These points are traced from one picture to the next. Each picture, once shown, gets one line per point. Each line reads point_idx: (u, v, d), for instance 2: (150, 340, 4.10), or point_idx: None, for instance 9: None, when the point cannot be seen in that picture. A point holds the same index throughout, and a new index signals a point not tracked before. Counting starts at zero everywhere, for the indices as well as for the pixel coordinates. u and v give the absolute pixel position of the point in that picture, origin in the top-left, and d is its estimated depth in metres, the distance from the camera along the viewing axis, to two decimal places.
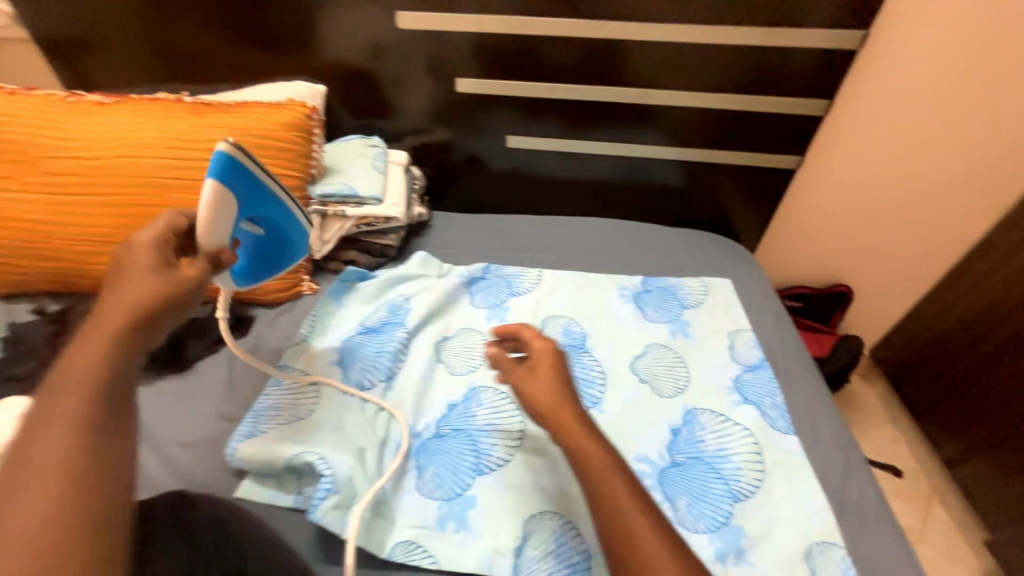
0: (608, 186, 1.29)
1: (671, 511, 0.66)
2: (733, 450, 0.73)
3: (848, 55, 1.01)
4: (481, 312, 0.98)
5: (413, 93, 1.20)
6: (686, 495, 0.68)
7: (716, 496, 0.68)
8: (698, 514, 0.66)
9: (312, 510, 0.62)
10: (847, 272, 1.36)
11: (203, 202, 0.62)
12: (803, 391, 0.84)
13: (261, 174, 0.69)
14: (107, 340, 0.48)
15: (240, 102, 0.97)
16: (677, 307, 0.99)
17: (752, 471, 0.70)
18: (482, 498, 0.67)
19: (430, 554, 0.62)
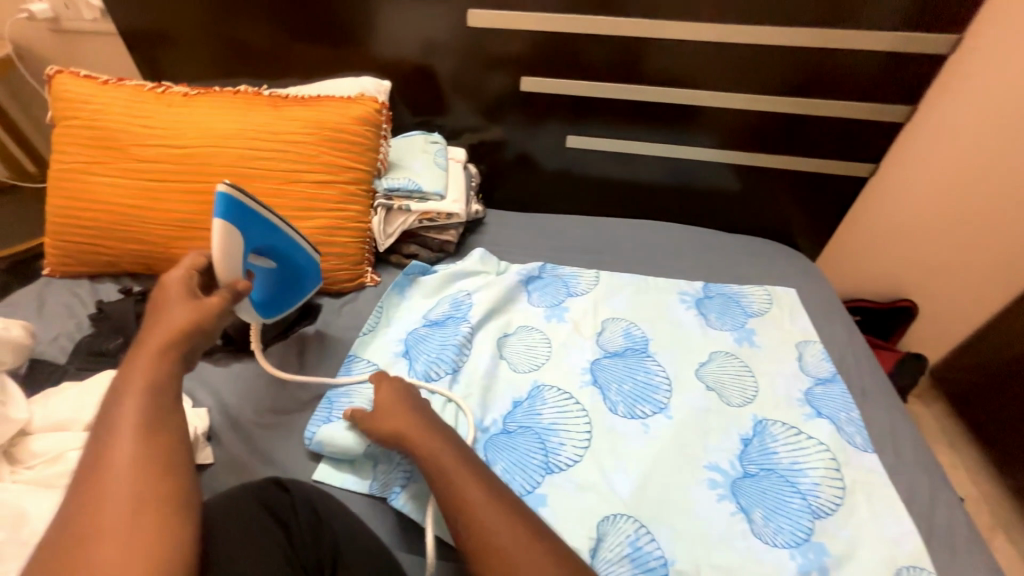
0: (663, 189, 1.27)
1: (747, 523, 0.65)
2: (809, 465, 0.71)
3: (925, 58, 0.97)
4: (541, 310, 0.97)
5: (472, 92, 1.21)
6: (762, 507, 0.66)
7: (795, 510, 0.66)
8: (776, 528, 0.64)
9: (395, 496, 0.64)
10: (913, 287, 1.29)
11: (214, 242, 0.67)
12: (880, 407, 0.81)
13: (261, 209, 0.71)
14: (158, 352, 0.53)
15: (315, 96, 0.99)
16: (741, 315, 0.96)
17: (831, 488, 0.68)
18: (553, 497, 0.67)
19: None
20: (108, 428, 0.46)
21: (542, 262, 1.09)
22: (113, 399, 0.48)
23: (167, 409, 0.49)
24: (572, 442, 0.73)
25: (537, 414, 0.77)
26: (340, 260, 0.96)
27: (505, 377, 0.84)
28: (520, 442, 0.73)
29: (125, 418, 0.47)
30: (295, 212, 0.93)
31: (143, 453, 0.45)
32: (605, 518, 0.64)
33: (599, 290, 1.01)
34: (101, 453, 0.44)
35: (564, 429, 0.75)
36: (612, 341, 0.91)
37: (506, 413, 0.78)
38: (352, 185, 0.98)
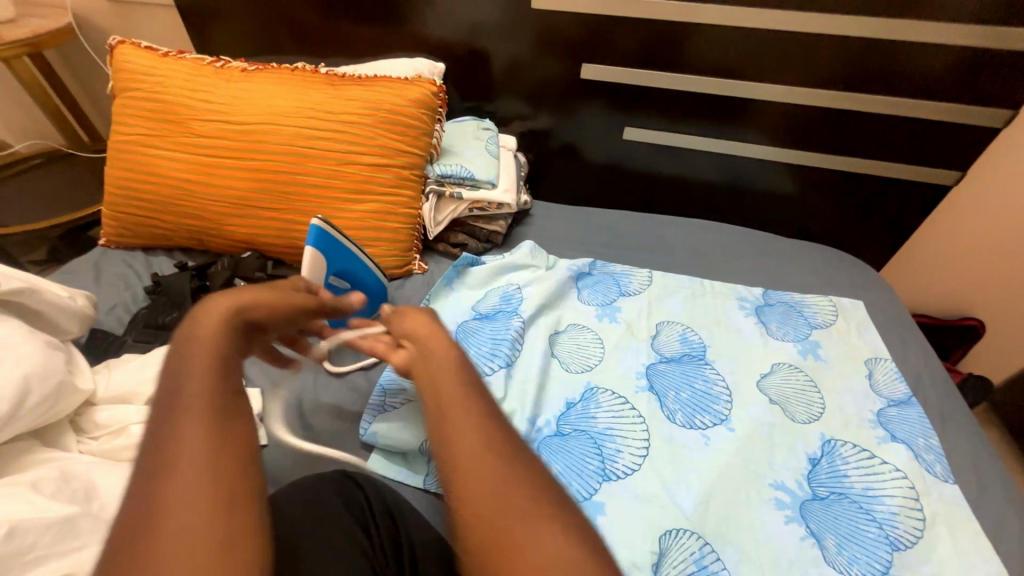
0: (715, 188, 1.21)
1: (819, 550, 0.61)
2: (885, 492, 0.67)
3: (1014, 56, 0.89)
4: (592, 309, 0.94)
5: (524, 77, 1.16)
6: (834, 533, 0.63)
7: (871, 540, 0.62)
8: (850, 558, 0.60)
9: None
10: (984, 306, 1.19)
11: (305, 267, 0.74)
12: (963, 436, 0.76)
13: (343, 239, 0.79)
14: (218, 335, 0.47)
15: (372, 76, 0.97)
16: (805, 326, 0.91)
17: (911, 519, 0.64)
18: (613, 507, 0.64)
19: None
20: (174, 394, 0.41)
21: (592, 258, 1.05)
22: (173, 374, 0.43)
23: (235, 383, 0.45)
24: (629, 450, 0.71)
25: (591, 417, 0.75)
26: (390, 245, 0.94)
27: (557, 376, 0.81)
28: (575, 445, 0.71)
29: (193, 387, 0.42)
30: (349, 194, 0.92)
31: (216, 430, 0.39)
32: (667, 532, 0.61)
33: (652, 291, 0.97)
34: (163, 440, 0.38)
35: (620, 434, 0.73)
36: (667, 346, 0.87)
37: (559, 414, 0.75)
38: (406, 169, 0.96)
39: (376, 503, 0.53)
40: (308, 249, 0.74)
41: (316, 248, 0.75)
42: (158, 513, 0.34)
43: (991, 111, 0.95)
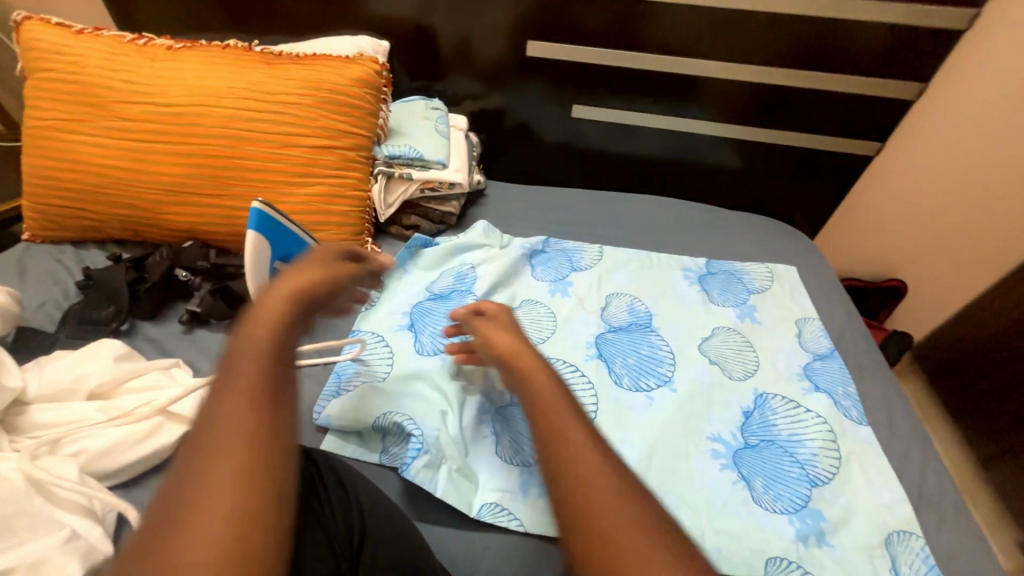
0: (663, 165, 1.25)
1: (748, 491, 0.67)
2: (808, 436, 0.73)
3: (924, 32, 0.96)
4: (545, 285, 0.96)
5: (473, 55, 1.15)
6: (762, 476, 0.69)
7: (794, 479, 0.68)
8: (775, 496, 0.66)
9: (404, 468, 0.63)
10: (904, 267, 1.30)
11: (248, 252, 0.72)
12: (876, 382, 0.84)
13: (288, 222, 0.77)
14: (270, 326, 0.47)
15: (311, 55, 0.94)
16: (743, 292, 0.97)
17: (828, 458, 0.71)
18: None
19: (516, 517, 0.62)
20: (227, 383, 0.42)
21: (545, 236, 1.07)
22: (229, 361, 0.44)
23: (285, 379, 0.45)
24: None
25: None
26: (339, 229, 0.93)
27: None
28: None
29: (242, 377, 0.42)
30: (291, 177, 0.89)
31: (258, 429, 0.40)
32: None
33: (601, 266, 1.01)
34: (211, 432, 0.39)
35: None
36: (616, 316, 0.91)
37: None
38: (352, 151, 0.94)
39: (328, 477, 0.53)
40: (250, 234, 0.72)
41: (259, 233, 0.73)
42: (191, 505, 0.35)
43: (905, 84, 1.02)
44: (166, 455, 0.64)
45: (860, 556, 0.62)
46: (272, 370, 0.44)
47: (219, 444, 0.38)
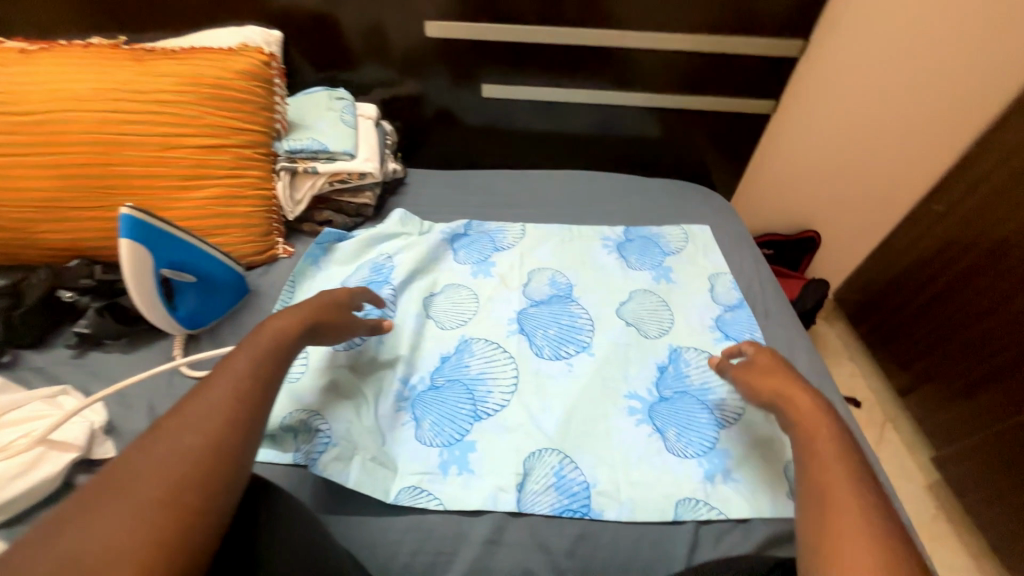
0: (585, 140, 1.26)
1: (662, 441, 0.70)
2: (717, 382, 0.77)
3: None
4: (467, 268, 0.96)
5: (374, 40, 1.10)
6: (675, 425, 0.72)
7: (703, 424, 0.72)
8: (687, 442, 0.70)
9: (312, 463, 0.62)
10: (817, 218, 1.36)
11: (125, 264, 0.69)
12: (781, 325, 0.90)
13: (170, 228, 0.73)
14: (268, 346, 0.58)
15: (190, 48, 0.89)
16: (659, 255, 1.00)
17: (735, 401, 0.74)
18: (482, 443, 0.68)
19: (435, 496, 0.63)
20: (215, 375, 0.53)
21: (468, 219, 1.06)
22: (224, 362, 0.55)
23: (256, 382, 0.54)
24: (500, 389, 0.75)
25: (464, 366, 0.78)
26: (243, 231, 0.89)
27: (432, 335, 0.83)
28: (448, 395, 0.74)
29: (227, 374, 0.53)
30: (180, 180, 0.84)
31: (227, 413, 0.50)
32: (531, 454, 0.67)
33: (524, 243, 1.01)
34: (191, 407, 0.49)
35: (492, 377, 0.77)
36: (538, 291, 0.92)
37: (433, 369, 0.77)
38: (247, 148, 0.90)
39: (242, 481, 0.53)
40: (124, 244, 0.69)
41: (134, 242, 0.69)
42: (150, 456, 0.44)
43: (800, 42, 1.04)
44: (53, 486, 0.60)
45: (764, 486, 0.66)
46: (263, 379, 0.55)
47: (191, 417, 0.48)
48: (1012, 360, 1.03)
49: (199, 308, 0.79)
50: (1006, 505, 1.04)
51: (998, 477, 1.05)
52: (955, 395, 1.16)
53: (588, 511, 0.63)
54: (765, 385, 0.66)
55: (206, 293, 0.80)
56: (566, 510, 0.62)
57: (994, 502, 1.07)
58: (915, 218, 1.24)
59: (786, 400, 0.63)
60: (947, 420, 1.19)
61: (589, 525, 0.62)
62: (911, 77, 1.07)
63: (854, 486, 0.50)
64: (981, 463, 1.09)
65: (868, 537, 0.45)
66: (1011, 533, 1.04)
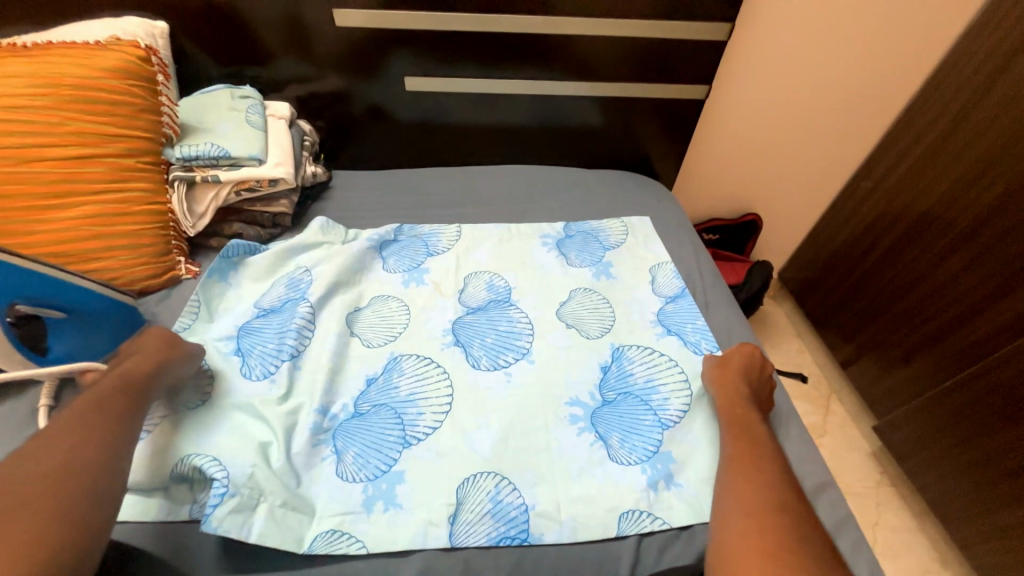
0: (527, 134, 1.17)
1: (605, 450, 0.67)
2: (662, 380, 0.74)
3: None
4: (397, 277, 0.88)
5: (279, 29, 0.97)
6: (618, 431, 0.69)
7: (647, 427, 0.69)
8: (630, 448, 0.67)
9: (204, 520, 0.55)
10: (758, 201, 1.37)
11: None
12: (722, 313, 0.89)
13: (14, 258, 0.63)
14: (119, 387, 0.57)
15: (48, 44, 0.77)
16: (599, 250, 0.96)
17: (679, 398, 0.72)
18: (412, 473, 0.63)
19: (357, 539, 0.57)
20: (62, 418, 0.51)
21: (399, 223, 0.99)
22: (66, 409, 0.53)
23: (111, 421, 0.53)
24: (432, 410, 0.69)
25: (393, 388, 0.71)
26: (131, 252, 0.78)
27: (357, 355, 0.75)
28: (374, 422, 0.67)
29: (75, 416, 0.51)
30: (42, 198, 0.72)
31: (79, 450, 0.48)
32: (464, 480, 0.62)
33: (459, 247, 0.94)
34: (37, 452, 0.47)
35: (423, 397, 0.71)
36: (474, 297, 0.86)
37: (358, 394, 0.70)
38: (129, 156, 0.79)
39: None
40: None
41: None
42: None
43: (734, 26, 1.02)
44: None
45: (706, 489, 0.64)
46: (118, 417, 0.54)
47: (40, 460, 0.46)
48: (941, 330, 1.07)
49: (73, 347, 0.68)
50: (938, 469, 1.09)
51: (935, 445, 1.09)
52: (890, 365, 1.20)
53: (527, 536, 0.59)
54: (707, 377, 0.73)
55: (80, 330, 0.68)
56: (503, 537, 0.58)
57: (926, 467, 1.12)
58: (847, 196, 1.27)
59: (722, 388, 0.70)
60: (883, 391, 1.22)
61: (524, 554, 0.58)
62: (836, 60, 1.09)
63: (764, 460, 0.59)
64: (917, 431, 1.13)
65: (765, 495, 0.54)
66: (943, 496, 1.09)
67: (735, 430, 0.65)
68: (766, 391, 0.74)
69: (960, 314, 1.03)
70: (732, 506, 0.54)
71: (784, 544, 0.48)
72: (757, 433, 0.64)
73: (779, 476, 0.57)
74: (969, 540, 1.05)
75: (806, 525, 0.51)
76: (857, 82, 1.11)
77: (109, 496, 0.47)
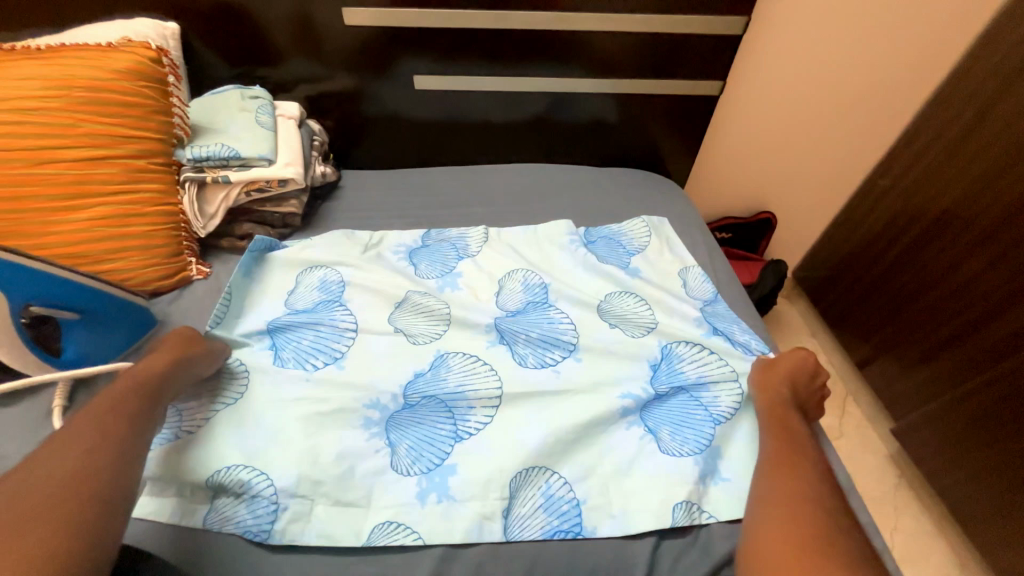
0: (538, 132, 1.16)
1: (655, 443, 0.66)
2: (714, 378, 0.72)
3: None
4: (432, 282, 0.86)
5: (289, 29, 0.97)
6: (668, 424, 0.68)
7: (699, 420, 0.68)
8: (682, 440, 0.66)
9: (267, 536, 0.56)
10: (772, 198, 1.34)
11: None
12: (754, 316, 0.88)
13: (30, 261, 0.63)
14: (129, 392, 0.56)
15: (61, 46, 0.78)
16: (625, 255, 0.94)
17: (731, 394, 0.70)
18: (464, 465, 0.62)
19: (413, 530, 0.58)
20: (74, 424, 0.50)
21: (426, 229, 0.98)
22: (77, 414, 0.52)
23: (124, 429, 0.52)
24: (482, 405, 0.68)
25: (441, 382, 0.70)
26: (144, 253, 0.78)
27: (401, 351, 0.74)
28: (424, 414, 0.67)
29: (86, 422, 0.51)
30: (55, 199, 0.73)
31: (91, 458, 0.48)
32: (518, 473, 0.61)
33: (489, 249, 0.93)
34: (48, 460, 0.46)
35: (472, 389, 0.69)
36: (511, 299, 0.84)
37: (405, 385, 0.70)
38: (140, 158, 0.79)
39: None
40: None
41: None
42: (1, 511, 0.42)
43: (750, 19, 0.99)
44: None
45: None
46: (130, 424, 0.53)
47: (51, 467, 0.46)
48: (963, 331, 1.03)
49: (87, 347, 0.69)
50: (960, 474, 1.06)
51: (956, 448, 1.06)
52: (909, 366, 1.16)
53: (581, 529, 0.59)
54: (750, 380, 0.71)
55: (94, 332, 0.69)
56: (558, 531, 0.58)
57: (947, 472, 1.08)
58: (862, 195, 1.24)
59: (765, 391, 0.69)
60: (902, 393, 1.19)
61: (539, 554, 0.57)
62: (857, 52, 1.06)
63: (803, 463, 0.57)
64: (938, 434, 1.09)
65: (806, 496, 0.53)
66: (965, 500, 1.06)
67: (777, 431, 0.63)
68: (809, 397, 0.72)
69: (983, 315, 0.99)
70: (770, 506, 0.53)
71: (824, 547, 0.47)
72: (799, 435, 0.62)
73: (822, 481, 0.55)
74: (990, 546, 1.02)
75: (850, 533, 0.49)
76: (877, 76, 1.08)
77: (121, 502, 0.47)
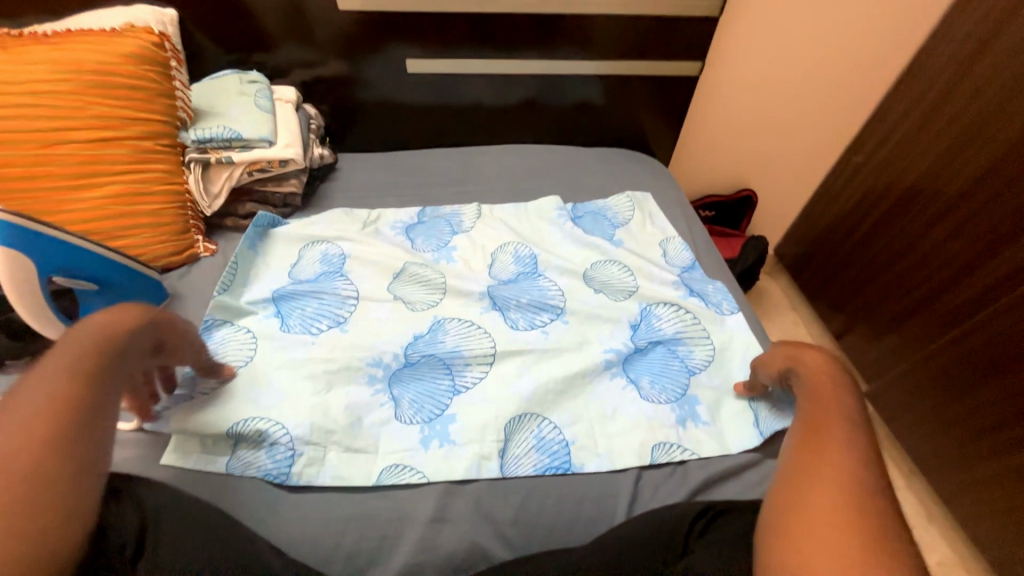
0: (529, 114, 1.20)
1: (636, 391, 0.72)
2: (689, 335, 0.79)
3: None
4: (428, 254, 0.92)
5: (284, 13, 1.00)
6: (648, 375, 0.74)
7: (675, 371, 0.75)
8: (661, 388, 0.73)
9: (286, 478, 0.62)
10: (753, 177, 1.40)
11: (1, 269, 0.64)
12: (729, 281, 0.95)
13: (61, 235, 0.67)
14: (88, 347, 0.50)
15: (67, 32, 0.81)
16: (609, 228, 1.00)
17: (704, 350, 0.78)
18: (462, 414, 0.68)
19: (418, 471, 0.64)
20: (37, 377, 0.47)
21: (421, 206, 1.03)
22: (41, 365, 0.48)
23: (94, 384, 0.49)
24: (477, 363, 0.74)
25: (438, 343, 0.76)
26: (154, 230, 0.82)
27: (401, 317, 0.80)
28: (425, 371, 0.72)
29: (47, 375, 0.47)
30: (69, 178, 0.77)
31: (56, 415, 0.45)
32: (511, 419, 0.68)
33: (483, 224, 0.98)
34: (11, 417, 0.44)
35: (468, 350, 0.75)
36: (504, 270, 0.90)
37: (405, 345, 0.75)
38: (147, 139, 0.83)
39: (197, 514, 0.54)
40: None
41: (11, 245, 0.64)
42: None
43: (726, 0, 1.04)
44: None
45: (731, 424, 0.71)
46: (100, 380, 0.49)
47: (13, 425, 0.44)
48: (929, 295, 1.10)
49: None
50: (927, 427, 1.13)
51: (923, 403, 1.13)
52: (879, 333, 1.24)
53: (570, 466, 0.65)
54: (777, 353, 0.68)
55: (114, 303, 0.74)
56: (549, 468, 0.65)
57: (916, 427, 1.16)
58: (838, 170, 1.30)
59: (797, 362, 0.65)
60: (873, 358, 1.26)
61: (532, 492, 0.63)
62: (829, 32, 1.11)
63: (845, 435, 0.53)
64: (908, 392, 1.16)
65: (846, 480, 0.48)
66: (931, 452, 1.13)
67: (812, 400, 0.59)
68: None
69: (948, 279, 1.06)
70: (800, 482, 0.50)
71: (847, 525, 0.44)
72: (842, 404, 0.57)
73: (864, 456, 0.51)
74: (953, 491, 1.09)
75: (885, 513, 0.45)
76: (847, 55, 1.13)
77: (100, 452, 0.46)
